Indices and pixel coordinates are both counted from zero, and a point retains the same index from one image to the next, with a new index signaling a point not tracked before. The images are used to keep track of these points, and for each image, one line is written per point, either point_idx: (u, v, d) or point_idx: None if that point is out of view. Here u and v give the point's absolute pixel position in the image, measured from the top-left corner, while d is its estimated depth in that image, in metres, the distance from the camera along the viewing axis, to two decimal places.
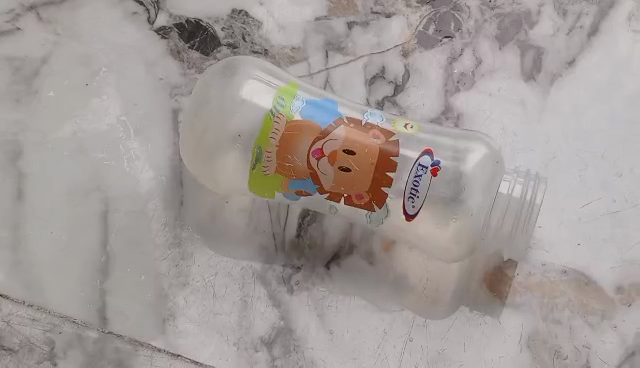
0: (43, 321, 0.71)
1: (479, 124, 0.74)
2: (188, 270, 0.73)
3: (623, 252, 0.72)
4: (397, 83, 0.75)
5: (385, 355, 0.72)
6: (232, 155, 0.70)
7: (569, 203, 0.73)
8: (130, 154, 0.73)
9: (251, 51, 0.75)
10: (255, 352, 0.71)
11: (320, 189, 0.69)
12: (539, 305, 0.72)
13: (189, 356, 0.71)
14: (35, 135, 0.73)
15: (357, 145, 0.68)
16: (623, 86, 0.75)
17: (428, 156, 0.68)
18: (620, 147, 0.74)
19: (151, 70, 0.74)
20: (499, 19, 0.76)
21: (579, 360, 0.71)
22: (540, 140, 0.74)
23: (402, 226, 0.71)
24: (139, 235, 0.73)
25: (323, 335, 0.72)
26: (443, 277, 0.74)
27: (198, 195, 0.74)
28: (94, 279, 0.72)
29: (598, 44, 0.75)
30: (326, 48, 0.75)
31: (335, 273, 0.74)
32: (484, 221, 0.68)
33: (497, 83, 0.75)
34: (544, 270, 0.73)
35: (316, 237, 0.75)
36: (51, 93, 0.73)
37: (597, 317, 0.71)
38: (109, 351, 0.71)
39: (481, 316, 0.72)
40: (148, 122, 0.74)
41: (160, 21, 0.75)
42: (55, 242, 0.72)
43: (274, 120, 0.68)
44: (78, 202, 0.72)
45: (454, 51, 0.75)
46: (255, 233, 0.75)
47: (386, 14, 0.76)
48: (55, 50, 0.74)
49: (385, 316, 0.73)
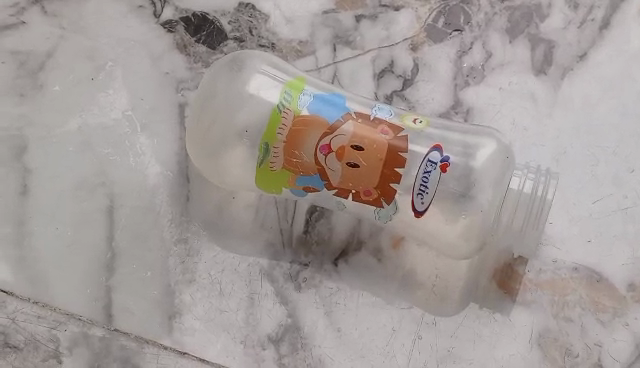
0: (49, 319, 0.70)
1: (489, 118, 0.73)
2: (194, 267, 0.72)
3: (635, 248, 0.71)
4: (406, 78, 0.74)
5: (394, 353, 0.71)
6: (239, 150, 0.69)
7: (581, 199, 0.72)
8: (136, 149, 0.73)
9: (258, 44, 0.74)
10: (262, 350, 0.71)
11: (328, 185, 0.68)
12: (550, 303, 0.71)
13: (195, 353, 0.70)
14: (40, 130, 0.72)
15: (365, 140, 0.67)
16: (635, 80, 0.74)
17: (437, 152, 0.67)
18: (632, 142, 0.73)
19: (157, 64, 0.74)
20: (510, 11, 0.75)
21: (590, 358, 0.70)
22: (551, 135, 0.73)
23: (411, 222, 0.69)
24: (144, 231, 0.72)
25: (331, 333, 0.71)
26: (452, 273, 0.73)
27: (205, 191, 0.74)
28: (100, 276, 0.71)
29: (609, 37, 0.74)
30: (334, 41, 0.74)
31: (343, 270, 0.73)
32: (494, 217, 0.67)
33: (507, 77, 0.74)
34: (555, 266, 0.72)
35: (324, 233, 0.74)
36: (56, 88, 0.73)
37: (609, 315, 0.70)
38: (115, 348, 0.70)
39: (491, 314, 0.71)
40: (154, 117, 0.73)
41: (166, 15, 0.74)
42: (60, 238, 0.71)
43: (281, 115, 0.67)
44: (83, 197, 0.72)
45: (464, 44, 0.74)
46: (262, 229, 0.74)
47: (395, 7, 0.75)
48: (60, 43, 0.74)
49: (393, 313, 0.72)
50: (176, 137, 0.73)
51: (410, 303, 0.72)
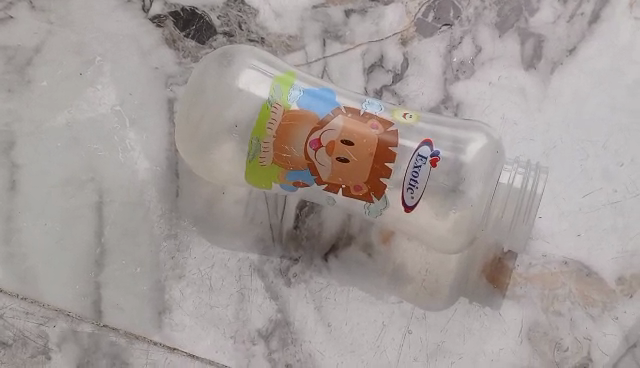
0: (37, 315, 0.70)
1: (478, 113, 0.73)
2: (184, 263, 0.72)
3: (625, 242, 0.71)
4: (396, 72, 0.74)
5: (384, 348, 0.71)
6: (229, 145, 0.69)
7: (570, 193, 0.72)
8: (125, 145, 0.72)
9: (247, 39, 0.74)
10: (253, 345, 0.71)
11: (318, 180, 0.69)
12: (540, 297, 0.71)
13: (185, 349, 0.71)
14: (28, 126, 0.72)
15: (355, 135, 0.67)
16: (625, 74, 0.73)
17: (427, 146, 0.67)
18: (621, 136, 0.73)
19: (146, 59, 0.73)
20: (499, 6, 0.74)
21: (580, 352, 0.70)
22: (541, 129, 0.73)
23: (401, 217, 0.70)
24: (133, 227, 0.72)
25: (322, 328, 0.71)
26: (442, 268, 0.73)
27: (194, 187, 0.73)
28: (88, 272, 0.71)
29: (599, 31, 0.74)
30: (323, 36, 0.74)
31: (333, 265, 0.73)
32: (485, 212, 0.68)
33: (497, 71, 0.74)
34: (545, 260, 0.72)
35: (314, 228, 0.74)
36: (44, 83, 0.72)
37: (598, 309, 0.71)
38: (104, 344, 0.70)
39: (481, 308, 0.72)
40: (143, 112, 0.73)
41: (155, 9, 0.73)
42: (49, 234, 0.71)
43: (271, 110, 0.67)
44: (72, 193, 0.71)
45: (453, 39, 0.74)
46: (252, 224, 0.74)
47: (384, 2, 0.75)
48: (48, 38, 0.73)
49: (384, 308, 0.72)
50: (165, 132, 0.73)
51: (401, 298, 0.72)
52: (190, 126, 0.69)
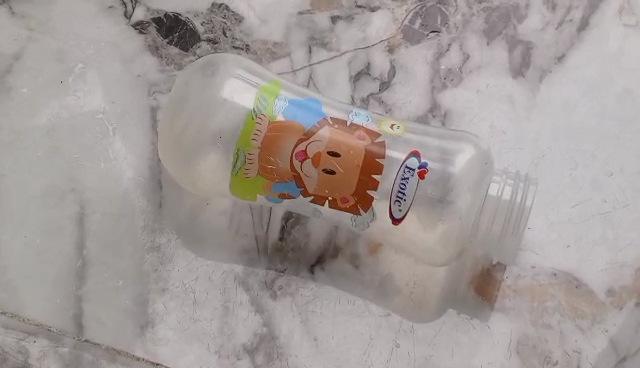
0: (17, 330, 0.68)
1: (466, 122, 0.72)
2: (167, 276, 0.70)
3: (614, 253, 0.70)
4: (383, 80, 0.73)
5: (371, 362, 0.69)
6: (211, 156, 0.68)
7: (559, 204, 0.71)
8: (107, 154, 0.71)
9: (231, 46, 0.73)
10: (237, 360, 0.69)
11: (304, 192, 0.67)
12: (529, 309, 0.70)
13: (168, 364, 0.69)
14: (8, 135, 0.70)
15: (342, 146, 0.66)
16: (614, 81, 0.73)
17: (415, 158, 0.66)
18: (611, 145, 0.72)
19: (128, 67, 0.72)
20: (487, 13, 0.74)
21: (569, 365, 0.69)
22: (529, 138, 0.72)
23: (388, 229, 0.68)
24: (116, 239, 0.70)
25: (308, 342, 0.70)
26: (431, 280, 0.72)
27: (177, 198, 0.72)
28: (69, 285, 0.70)
29: (588, 38, 0.73)
30: (309, 43, 0.73)
31: (319, 277, 0.72)
32: (473, 223, 0.66)
33: (484, 79, 0.73)
34: (534, 272, 0.71)
35: (300, 239, 0.73)
36: (24, 90, 0.71)
37: (587, 322, 0.69)
38: (86, 360, 0.68)
39: (469, 320, 0.70)
40: (125, 120, 0.71)
41: (137, 15, 0.73)
42: (29, 246, 0.70)
43: (256, 121, 0.66)
44: (53, 204, 0.70)
45: (441, 46, 0.73)
46: (237, 236, 0.73)
47: (371, 8, 0.74)
48: (28, 46, 0.72)
49: (371, 322, 0.71)
50: (148, 142, 0.71)
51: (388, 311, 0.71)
52: (172, 137, 0.68)
